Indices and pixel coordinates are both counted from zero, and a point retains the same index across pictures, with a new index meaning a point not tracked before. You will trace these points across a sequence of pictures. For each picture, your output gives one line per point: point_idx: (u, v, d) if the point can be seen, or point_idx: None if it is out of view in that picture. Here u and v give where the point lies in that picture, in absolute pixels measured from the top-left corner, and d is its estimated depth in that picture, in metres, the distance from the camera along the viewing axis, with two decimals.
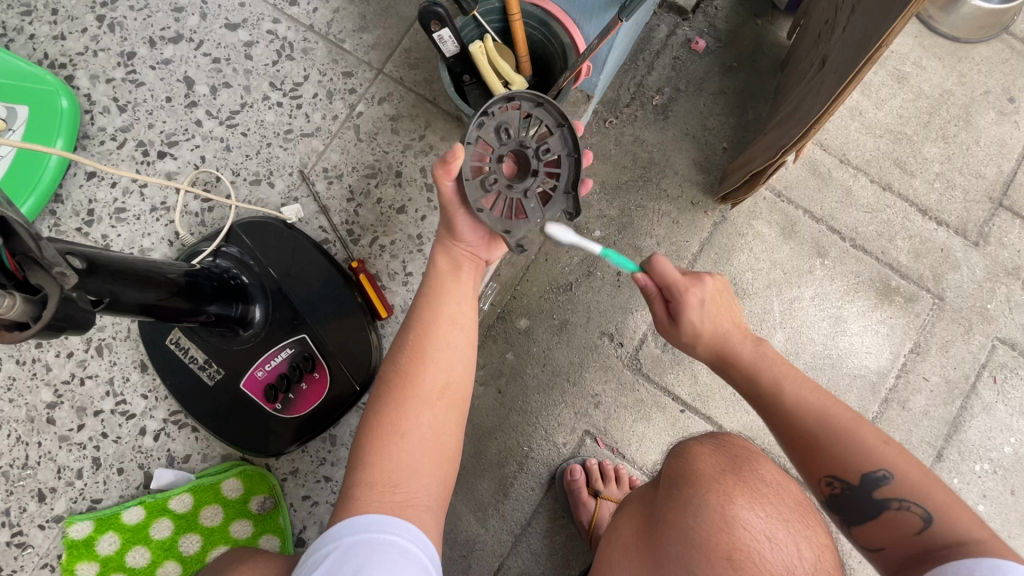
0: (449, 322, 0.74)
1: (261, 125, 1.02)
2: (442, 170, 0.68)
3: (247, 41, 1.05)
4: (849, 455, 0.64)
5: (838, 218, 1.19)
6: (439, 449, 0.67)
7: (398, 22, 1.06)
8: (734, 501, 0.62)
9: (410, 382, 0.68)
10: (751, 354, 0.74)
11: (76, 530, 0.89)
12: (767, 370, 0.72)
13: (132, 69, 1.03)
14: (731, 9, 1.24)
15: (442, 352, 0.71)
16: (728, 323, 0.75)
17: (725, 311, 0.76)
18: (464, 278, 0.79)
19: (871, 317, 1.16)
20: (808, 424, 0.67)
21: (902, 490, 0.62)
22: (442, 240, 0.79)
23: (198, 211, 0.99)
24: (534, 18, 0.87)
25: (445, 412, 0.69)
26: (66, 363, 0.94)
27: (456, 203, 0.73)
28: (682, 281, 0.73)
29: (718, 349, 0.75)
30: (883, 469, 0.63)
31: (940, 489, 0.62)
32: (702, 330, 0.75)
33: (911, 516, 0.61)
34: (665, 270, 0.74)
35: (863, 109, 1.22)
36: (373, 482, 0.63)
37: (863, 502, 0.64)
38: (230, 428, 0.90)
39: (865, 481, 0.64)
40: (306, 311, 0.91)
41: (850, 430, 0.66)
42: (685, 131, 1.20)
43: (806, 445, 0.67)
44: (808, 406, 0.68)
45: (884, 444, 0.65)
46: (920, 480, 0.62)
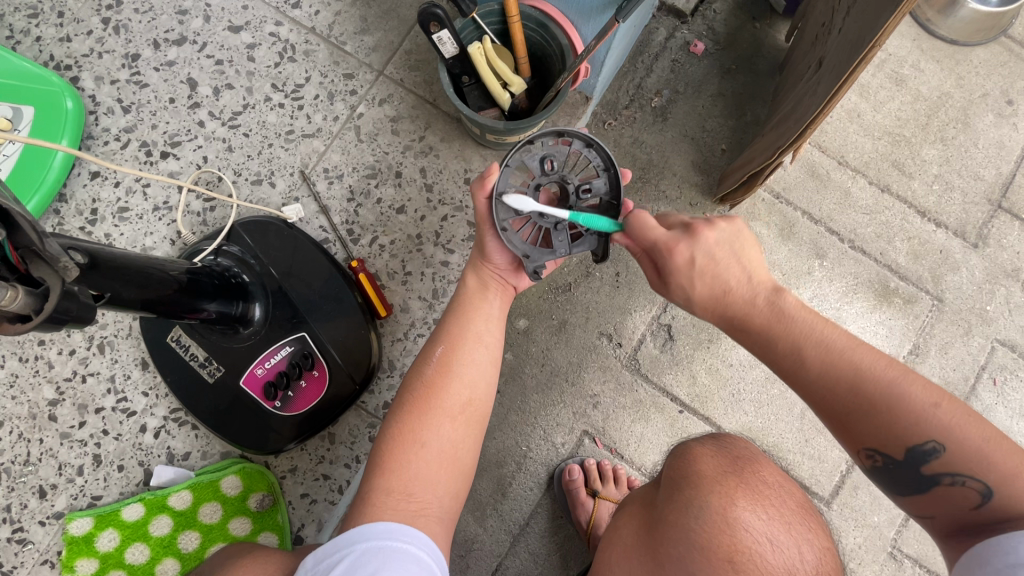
0: (475, 338, 0.73)
1: (262, 126, 1.03)
2: (477, 185, 0.73)
3: (249, 43, 1.06)
4: (894, 429, 0.57)
5: (836, 220, 1.19)
6: (456, 463, 0.67)
7: (398, 25, 1.08)
8: (736, 504, 0.63)
9: (434, 392, 0.69)
10: (768, 309, 0.63)
11: (75, 526, 0.90)
12: (789, 330, 0.62)
13: (137, 71, 1.05)
14: (730, 12, 1.24)
15: (468, 367, 0.71)
16: (733, 276, 0.64)
17: (729, 261, 0.65)
18: (491, 299, 0.78)
19: (871, 317, 1.16)
20: (840, 395, 0.58)
21: (953, 462, 0.55)
22: (475, 263, 0.80)
23: (200, 210, 1.00)
24: (533, 19, 0.88)
25: (465, 428, 0.68)
26: (68, 361, 0.95)
27: (486, 221, 0.74)
28: (666, 241, 0.65)
29: (726, 310, 0.65)
30: (932, 442, 0.56)
31: (1003, 452, 0.54)
32: (694, 293, 0.66)
33: (968, 491, 0.56)
34: (650, 230, 0.66)
35: (861, 112, 1.22)
36: (389, 489, 0.63)
37: (909, 474, 0.58)
38: (229, 426, 0.91)
39: (912, 455, 0.57)
40: (306, 310, 0.92)
41: (896, 395, 0.57)
42: (684, 133, 1.21)
43: (841, 420, 0.59)
44: (843, 374, 0.58)
45: (932, 407, 0.56)
46: (976, 446, 0.55)
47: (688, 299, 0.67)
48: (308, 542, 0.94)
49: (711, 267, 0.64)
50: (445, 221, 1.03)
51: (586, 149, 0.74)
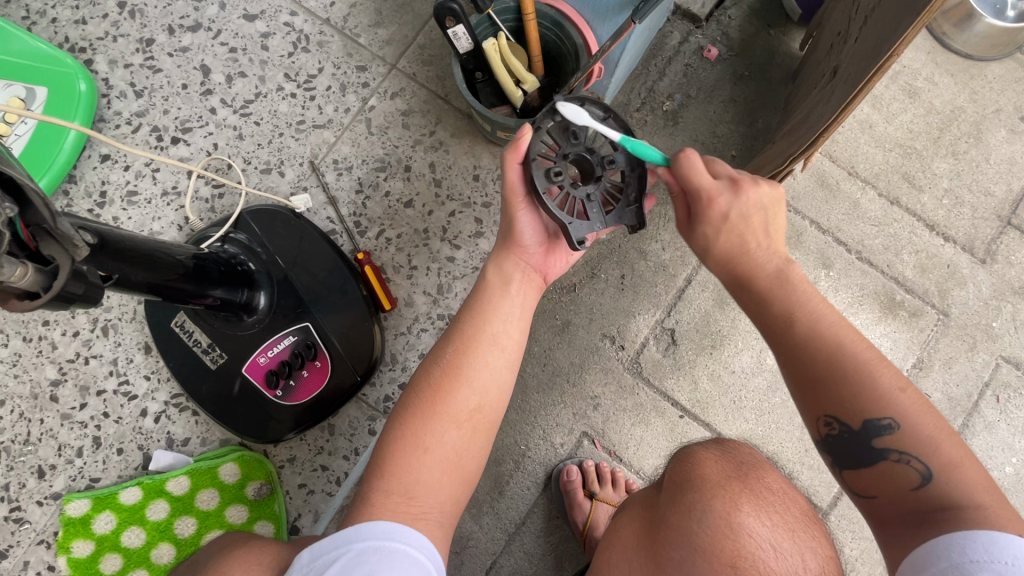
0: (491, 341, 0.72)
1: (274, 115, 1.04)
2: (511, 154, 0.71)
3: (263, 32, 1.06)
4: (853, 398, 0.60)
5: (843, 230, 1.19)
6: (459, 469, 0.67)
7: (413, 19, 1.07)
8: (741, 509, 0.63)
9: (441, 397, 0.68)
10: (775, 274, 0.66)
11: (73, 507, 0.90)
12: (787, 294, 0.65)
13: (151, 56, 1.05)
14: (745, 19, 1.24)
15: (480, 371, 0.70)
16: (755, 239, 0.66)
17: (759, 226, 0.66)
18: (513, 292, 0.77)
19: (875, 330, 1.16)
20: (814, 359, 0.61)
21: (905, 442, 0.58)
22: (501, 251, 0.79)
23: (209, 197, 1.00)
24: (549, 18, 0.88)
25: (471, 435, 0.68)
26: (72, 342, 0.95)
27: (519, 194, 0.74)
28: (708, 189, 0.66)
29: (736, 267, 0.67)
30: (890, 418, 0.58)
31: (950, 447, 0.57)
32: (715, 245, 0.67)
33: (909, 471, 0.58)
34: (695, 170, 0.65)
35: (873, 123, 1.22)
36: (389, 491, 0.63)
37: (859, 447, 0.60)
38: (230, 413, 0.91)
39: (867, 428, 0.59)
40: (310, 300, 0.92)
41: (867, 372, 0.60)
42: (694, 137, 1.21)
43: (810, 381, 0.62)
44: (822, 340, 0.62)
45: (899, 391, 0.59)
46: (933, 436, 0.58)
47: (706, 245, 0.68)
48: (304, 532, 0.94)
49: (744, 224, 0.66)
50: (453, 216, 1.03)
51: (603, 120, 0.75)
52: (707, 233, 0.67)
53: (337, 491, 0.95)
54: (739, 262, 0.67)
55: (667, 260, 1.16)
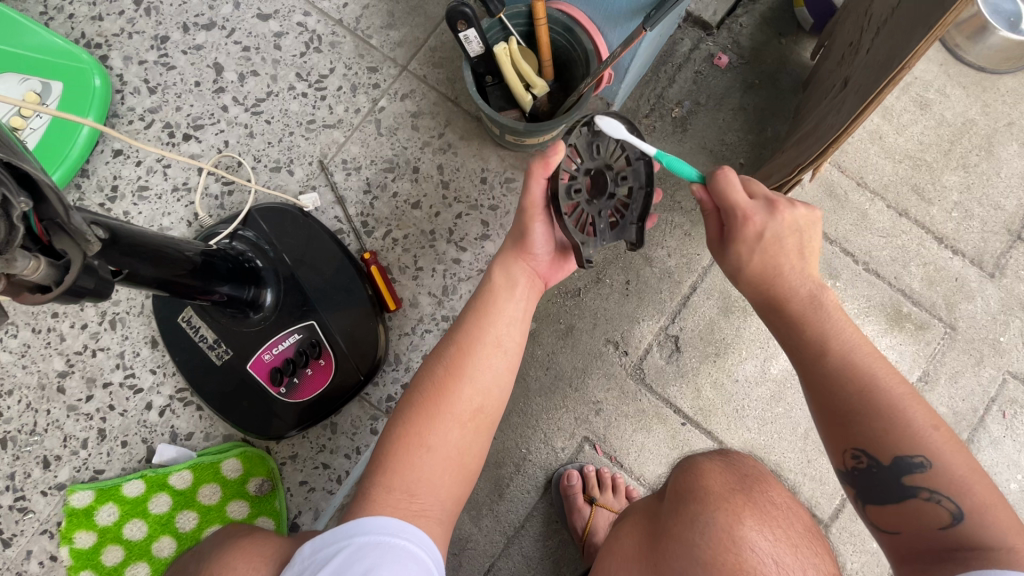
0: (494, 343, 0.72)
1: (285, 114, 1.04)
2: (539, 166, 0.70)
3: (277, 32, 1.07)
4: (885, 432, 0.60)
5: (851, 241, 1.18)
6: (461, 467, 0.67)
7: (425, 21, 1.08)
8: (744, 522, 0.62)
9: (445, 396, 0.68)
10: (808, 301, 0.67)
11: (77, 498, 0.91)
12: (819, 323, 0.66)
13: (165, 53, 1.06)
14: (756, 27, 1.24)
15: (483, 371, 0.70)
16: (788, 264, 0.67)
17: (792, 251, 0.67)
18: (517, 295, 0.77)
19: (881, 342, 1.15)
20: (846, 391, 0.62)
21: (935, 481, 0.58)
22: (506, 255, 0.79)
23: (218, 193, 1.01)
24: (560, 23, 0.88)
25: (474, 434, 0.68)
26: (80, 334, 0.96)
27: (539, 209, 0.73)
28: (743, 208, 0.66)
29: (769, 291, 0.68)
30: (920, 455, 0.59)
31: (981, 486, 0.58)
32: (747, 265, 0.67)
33: (937, 509, 0.58)
34: (730, 189, 0.67)
35: (883, 133, 1.21)
36: (391, 487, 0.63)
37: (887, 482, 0.61)
38: (234, 409, 0.92)
39: (897, 464, 0.60)
40: (316, 298, 0.92)
41: (899, 408, 0.60)
42: (703, 145, 1.21)
43: (842, 413, 0.62)
44: (856, 373, 0.62)
45: (931, 428, 0.60)
46: (963, 475, 0.58)
47: (738, 269, 0.69)
48: (304, 529, 0.94)
49: (777, 249, 0.67)
50: (459, 218, 1.03)
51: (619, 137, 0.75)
52: (740, 255, 0.68)
53: (338, 489, 0.96)
54: (772, 287, 0.68)
55: (673, 267, 1.16)
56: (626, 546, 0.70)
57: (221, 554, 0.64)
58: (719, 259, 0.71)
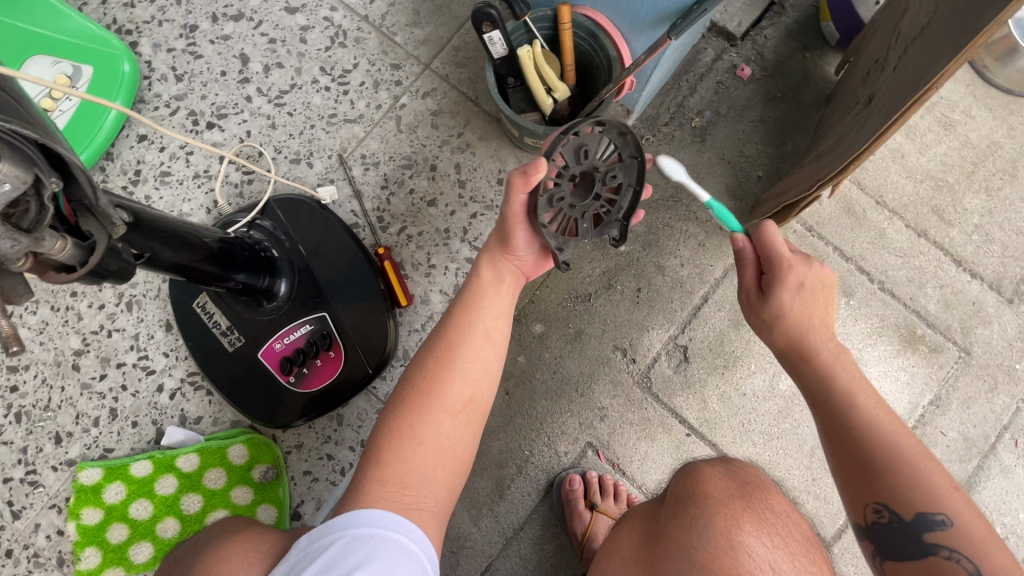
0: (483, 336, 0.73)
1: (307, 107, 1.05)
2: (519, 181, 0.68)
3: (303, 25, 1.08)
4: (909, 489, 0.61)
5: (867, 259, 1.17)
6: (455, 458, 0.68)
7: (450, 21, 1.09)
8: (741, 528, 0.63)
9: (437, 388, 0.68)
10: (833, 357, 0.69)
11: (86, 475, 0.93)
12: (845, 379, 0.68)
13: (193, 42, 1.08)
14: (781, 39, 1.23)
15: (473, 364, 0.71)
16: (818, 318, 0.69)
17: (821, 309, 0.70)
18: (504, 292, 0.79)
19: (893, 363, 1.14)
20: (871, 446, 0.64)
21: (958, 540, 0.59)
22: (491, 252, 0.80)
23: (238, 182, 1.02)
24: (584, 28, 0.89)
25: (466, 425, 0.69)
26: (97, 314, 0.98)
27: (520, 216, 0.73)
28: (786, 258, 0.68)
29: (799, 342, 0.69)
30: (942, 514, 0.60)
31: (998, 552, 0.59)
32: (788, 313, 0.69)
33: (958, 569, 0.59)
34: (775, 241, 0.69)
35: (906, 153, 1.20)
36: (385, 480, 0.63)
37: (907, 539, 0.61)
38: (243, 396, 0.93)
39: (919, 521, 0.60)
40: (329, 290, 0.93)
41: (920, 466, 0.62)
42: (721, 156, 1.20)
43: (863, 465, 0.64)
44: (881, 430, 0.64)
45: (949, 489, 0.61)
46: (981, 536, 0.59)
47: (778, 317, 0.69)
48: (306, 519, 0.95)
49: (811, 302, 0.69)
50: (474, 218, 1.03)
51: (616, 135, 0.73)
52: (785, 302, 0.68)
53: (341, 481, 0.96)
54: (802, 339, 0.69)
55: (685, 276, 1.16)
56: (626, 551, 0.70)
57: (215, 544, 0.65)
58: (755, 307, 0.72)
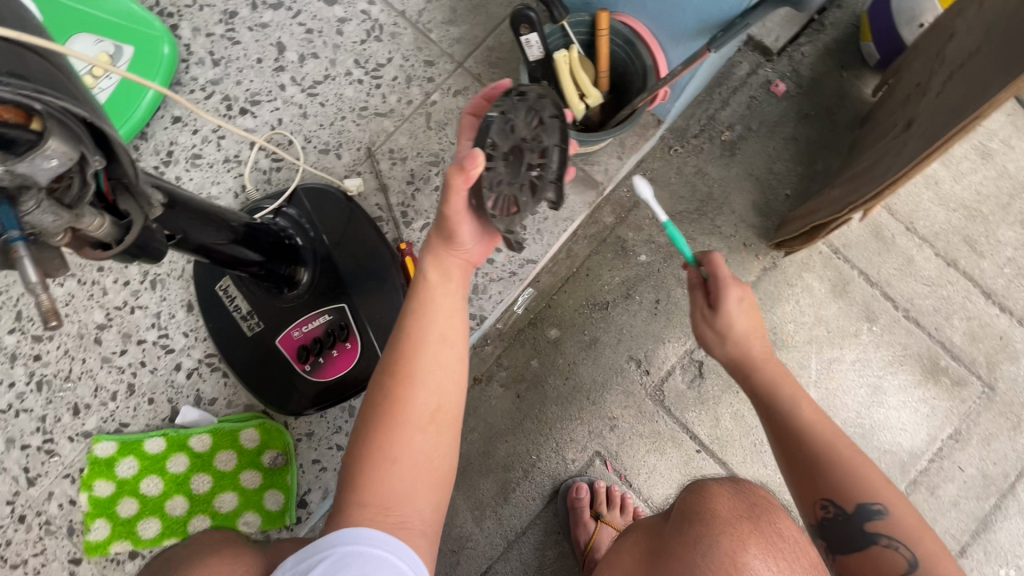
0: (440, 340, 0.68)
1: (339, 98, 1.06)
2: (458, 177, 0.63)
3: (340, 17, 1.09)
4: (850, 485, 0.65)
5: (893, 286, 1.15)
6: (433, 472, 0.65)
7: (486, 21, 1.09)
8: (747, 549, 0.62)
9: (399, 405, 0.64)
10: (775, 368, 0.73)
11: (101, 448, 0.94)
12: (789, 388, 0.71)
13: (232, 28, 1.09)
14: (818, 57, 1.22)
15: (432, 372, 0.66)
16: (759, 332, 0.73)
17: (761, 324, 0.73)
18: (454, 287, 0.73)
19: (913, 393, 1.12)
20: (811, 448, 0.67)
21: (895, 529, 0.64)
22: (434, 248, 0.73)
23: (267, 169, 1.03)
24: (621, 35, 0.88)
25: (438, 436, 0.66)
26: (122, 290, 1.00)
27: (463, 211, 0.67)
28: (729, 282, 0.72)
29: (744, 356, 0.73)
30: (880, 504, 0.65)
31: (930, 539, 0.63)
32: (737, 329, 0.72)
33: (897, 557, 0.63)
34: (721, 270, 0.72)
35: (940, 180, 1.17)
36: (364, 504, 0.61)
37: (852, 531, 0.66)
38: (258, 381, 0.94)
39: (859, 511, 0.65)
40: (349, 282, 0.94)
41: (860, 464, 0.66)
42: (750, 171, 1.19)
43: (810, 467, 0.67)
44: (824, 435, 0.67)
45: (885, 481, 0.66)
46: (915, 525, 0.64)
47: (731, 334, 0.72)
48: (312, 507, 0.96)
49: (752, 319, 0.73)
50: None
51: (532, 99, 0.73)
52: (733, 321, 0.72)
53: None
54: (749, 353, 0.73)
55: None
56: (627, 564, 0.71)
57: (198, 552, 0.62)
58: (706, 328, 0.75)
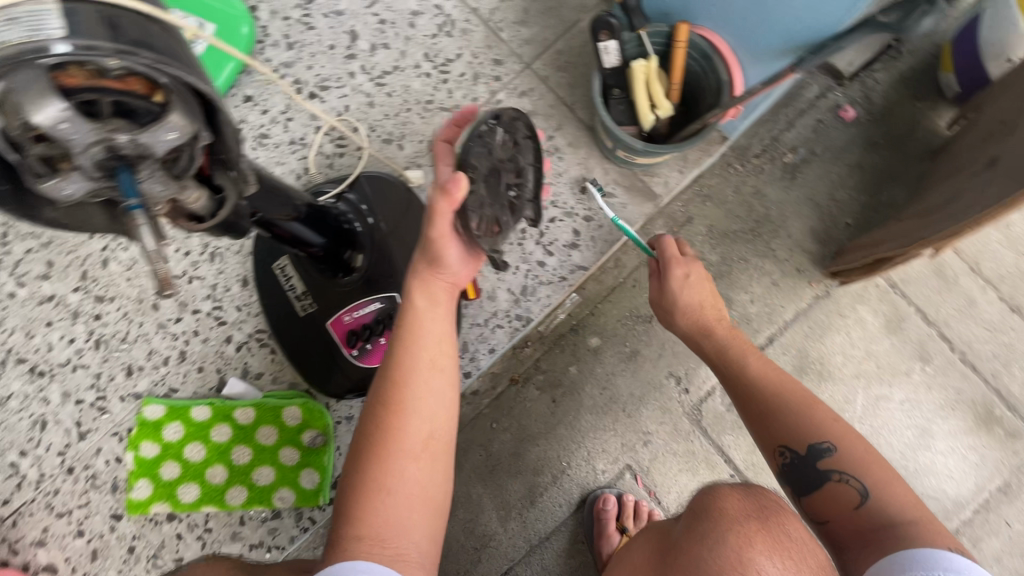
0: (429, 366, 0.70)
1: (406, 90, 1.07)
2: (442, 202, 0.66)
3: (414, 10, 1.10)
4: (797, 427, 0.73)
5: (951, 327, 1.11)
6: (427, 501, 0.67)
7: (557, 24, 1.09)
8: (753, 546, 0.62)
9: (392, 436, 0.66)
10: (725, 330, 0.83)
11: (150, 410, 0.97)
12: (734, 347, 0.81)
13: (308, 13, 1.11)
14: (892, 85, 1.18)
15: (422, 400, 0.68)
16: (707, 299, 0.84)
17: (710, 291, 0.84)
18: (442, 310, 0.74)
19: (962, 440, 1.08)
20: (756, 398, 0.76)
21: (843, 462, 0.70)
22: (421, 273, 0.74)
23: (330, 154, 1.05)
24: (698, 49, 0.87)
25: (431, 465, 0.68)
26: (182, 260, 1.03)
27: (446, 233, 0.70)
28: (674, 257, 0.85)
29: (697, 323, 0.84)
30: (828, 442, 0.71)
31: (880, 469, 0.69)
32: (682, 300, 0.84)
33: (850, 490, 0.69)
34: (668, 246, 0.86)
35: (1012, 222, 1.13)
36: (361, 536, 0.62)
37: (810, 472, 0.72)
38: (305, 359, 0.96)
39: (811, 452, 0.72)
40: (403, 271, 0.95)
41: (805, 408, 0.74)
42: (810, 196, 1.16)
43: (761, 416, 0.76)
44: (766, 384, 0.76)
45: (832, 421, 0.73)
46: (863, 456, 0.70)
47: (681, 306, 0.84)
48: None
49: (699, 288, 0.84)
50: (552, 222, 1.03)
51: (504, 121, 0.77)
52: (679, 292, 0.83)
53: None
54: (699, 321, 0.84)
55: (753, 313, 1.13)
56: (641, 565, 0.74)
57: None
58: (660, 305, 0.87)
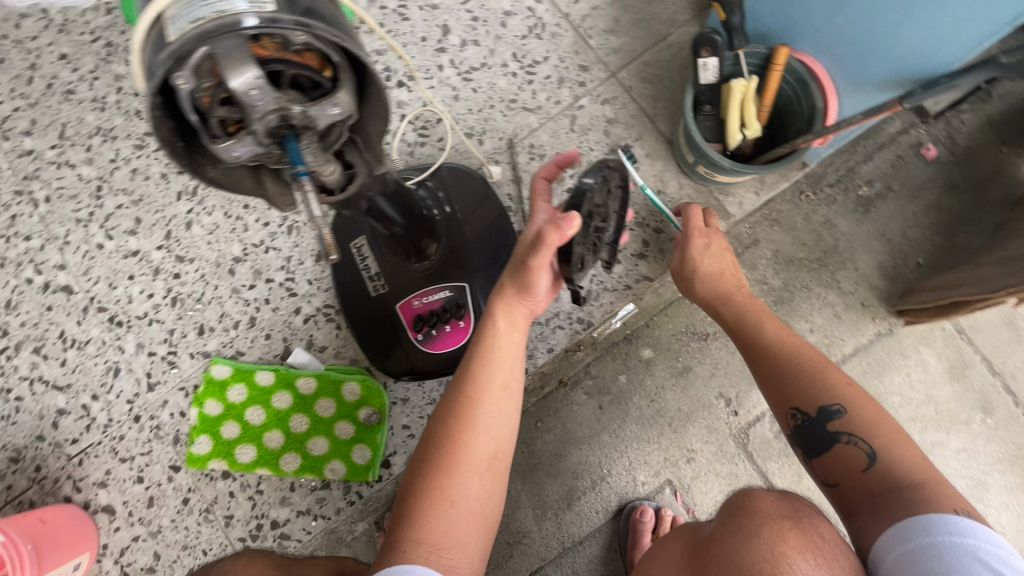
0: (501, 386, 0.74)
1: (492, 87, 1.10)
2: (552, 236, 0.69)
3: (507, 10, 1.13)
4: (807, 387, 0.74)
5: (1016, 380, 1.09)
6: (483, 519, 0.68)
7: (646, 37, 1.10)
8: (786, 542, 0.63)
9: (460, 449, 0.68)
10: (744, 299, 0.87)
11: (217, 369, 1.01)
12: (751, 313, 0.85)
13: (403, 4, 1.14)
14: (979, 127, 1.16)
15: (492, 416, 0.71)
16: (726, 271, 0.91)
17: (728, 265, 0.91)
18: (518, 336, 0.79)
19: (1018, 497, 1.05)
20: (768, 359, 0.79)
21: (851, 423, 0.69)
22: (506, 297, 0.79)
23: (412, 142, 1.07)
24: (795, 74, 0.88)
25: (492, 484, 0.69)
26: (261, 230, 1.07)
27: (544, 267, 0.74)
28: (698, 227, 0.92)
29: (718, 291, 0.89)
30: (837, 403, 0.71)
31: (889, 431, 0.68)
32: (701, 267, 0.90)
33: (858, 452, 0.68)
34: (694, 215, 0.94)
35: None
36: (420, 540, 0.63)
37: (819, 433, 0.71)
38: (370, 338, 0.98)
39: (822, 413, 0.72)
40: (474, 264, 0.97)
41: (817, 369, 0.75)
42: (882, 231, 1.14)
43: (772, 377, 0.77)
44: (778, 348, 0.79)
45: (844, 383, 0.73)
46: (874, 419, 0.69)
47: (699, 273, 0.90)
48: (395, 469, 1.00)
49: (715, 258, 0.91)
50: None
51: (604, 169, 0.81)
52: (698, 259, 0.91)
53: None
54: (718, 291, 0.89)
55: (812, 342, 1.11)
56: (672, 559, 0.75)
57: None
58: (682, 275, 0.93)
